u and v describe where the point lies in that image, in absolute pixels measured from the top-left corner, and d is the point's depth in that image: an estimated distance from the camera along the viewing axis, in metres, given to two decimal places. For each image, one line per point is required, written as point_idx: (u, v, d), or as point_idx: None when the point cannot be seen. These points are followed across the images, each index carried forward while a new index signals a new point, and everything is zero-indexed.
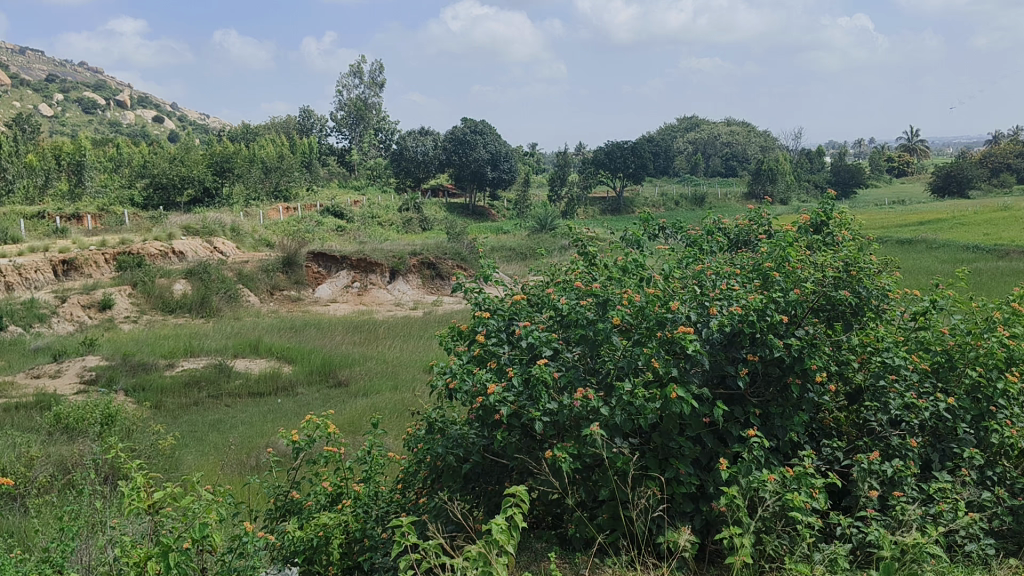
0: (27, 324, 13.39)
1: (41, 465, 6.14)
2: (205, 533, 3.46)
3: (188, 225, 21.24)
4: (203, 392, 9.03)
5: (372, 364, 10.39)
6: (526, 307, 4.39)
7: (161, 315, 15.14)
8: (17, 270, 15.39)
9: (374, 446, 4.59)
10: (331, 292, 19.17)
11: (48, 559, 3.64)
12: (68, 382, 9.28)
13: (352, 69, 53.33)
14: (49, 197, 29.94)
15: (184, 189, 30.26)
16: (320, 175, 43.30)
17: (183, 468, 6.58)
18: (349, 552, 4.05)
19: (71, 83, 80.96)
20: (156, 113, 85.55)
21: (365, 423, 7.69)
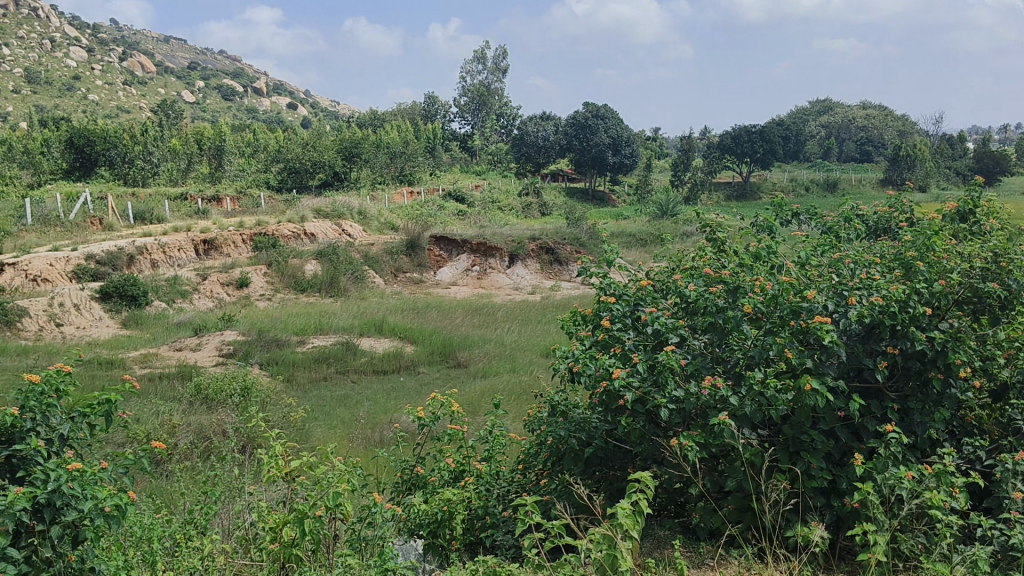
0: (171, 299, 14.23)
1: (183, 432, 6.51)
2: (338, 501, 3.62)
3: (317, 208, 22.04)
4: (331, 367, 9.40)
5: (491, 347, 10.54)
6: (651, 292, 4.34)
7: (293, 294, 15.81)
8: (162, 248, 16.30)
9: (495, 426, 4.66)
10: (451, 275, 19.54)
11: (193, 520, 3.87)
12: (208, 355, 9.84)
13: (476, 54, 53.92)
14: (191, 180, 31.68)
15: (315, 173, 31.48)
16: (443, 160, 44.16)
17: (313, 440, 6.87)
18: (472, 528, 4.16)
19: (213, 71, 85.21)
20: (290, 100, 88.94)
21: (485, 405, 7.81)
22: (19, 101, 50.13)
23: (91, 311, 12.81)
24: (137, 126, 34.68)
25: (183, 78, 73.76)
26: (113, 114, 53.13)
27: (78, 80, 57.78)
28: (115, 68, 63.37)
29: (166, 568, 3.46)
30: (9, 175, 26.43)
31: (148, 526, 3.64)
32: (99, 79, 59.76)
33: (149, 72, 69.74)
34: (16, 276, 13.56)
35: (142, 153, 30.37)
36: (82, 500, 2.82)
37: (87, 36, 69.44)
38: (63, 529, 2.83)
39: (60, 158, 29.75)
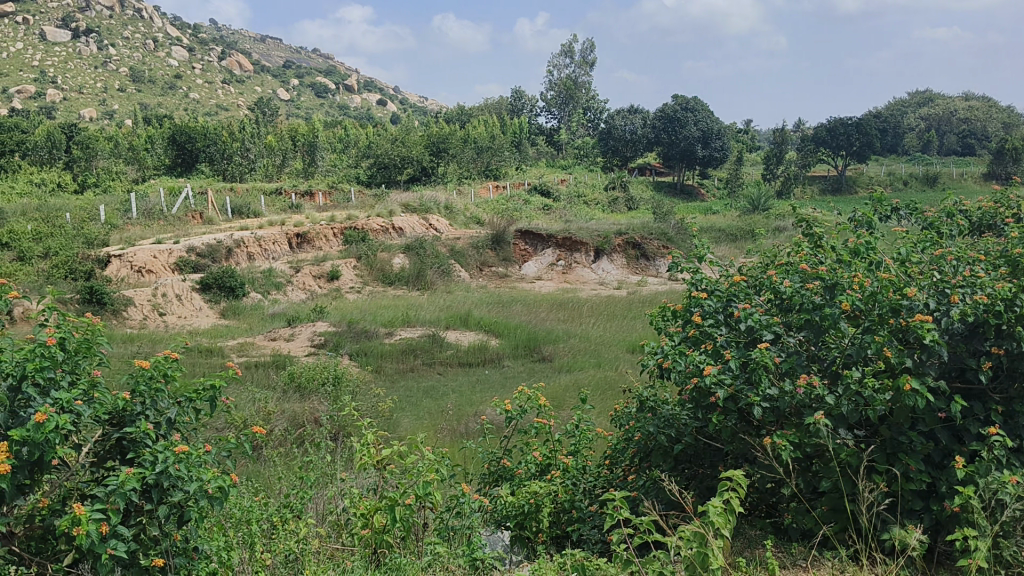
0: (266, 291, 14.68)
1: (277, 419, 6.72)
2: (427, 490, 3.69)
3: (406, 203, 22.40)
4: (418, 359, 9.56)
5: (575, 341, 10.53)
6: (744, 288, 4.27)
7: (381, 287, 16.12)
8: (258, 242, 16.83)
9: (582, 420, 4.67)
10: (536, 270, 19.52)
11: (289, 504, 4.01)
12: (300, 345, 10.13)
13: (563, 48, 53.81)
14: (286, 176, 32.64)
15: (404, 168, 32.03)
16: (529, 155, 44.29)
17: (401, 430, 7.02)
18: (559, 521, 4.19)
19: (306, 69, 87.42)
20: (380, 96, 90.55)
21: (570, 399, 7.82)
22: (125, 99, 52.50)
23: (192, 301, 13.35)
24: (235, 123, 35.88)
25: (279, 76, 75.91)
26: (212, 112, 55.07)
27: (179, 79, 60.14)
28: (214, 67, 65.69)
29: (263, 550, 3.60)
30: (117, 171, 27.71)
31: (246, 510, 3.78)
32: (199, 78, 62.09)
33: (247, 70, 71.96)
34: (122, 267, 14.22)
35: (240, 150, 31.39)
36: (187, 482, 2.95)
37: (188, 36, 72.08)
38: (169, 509, 2.96)
39: (163, 154, 31.02)
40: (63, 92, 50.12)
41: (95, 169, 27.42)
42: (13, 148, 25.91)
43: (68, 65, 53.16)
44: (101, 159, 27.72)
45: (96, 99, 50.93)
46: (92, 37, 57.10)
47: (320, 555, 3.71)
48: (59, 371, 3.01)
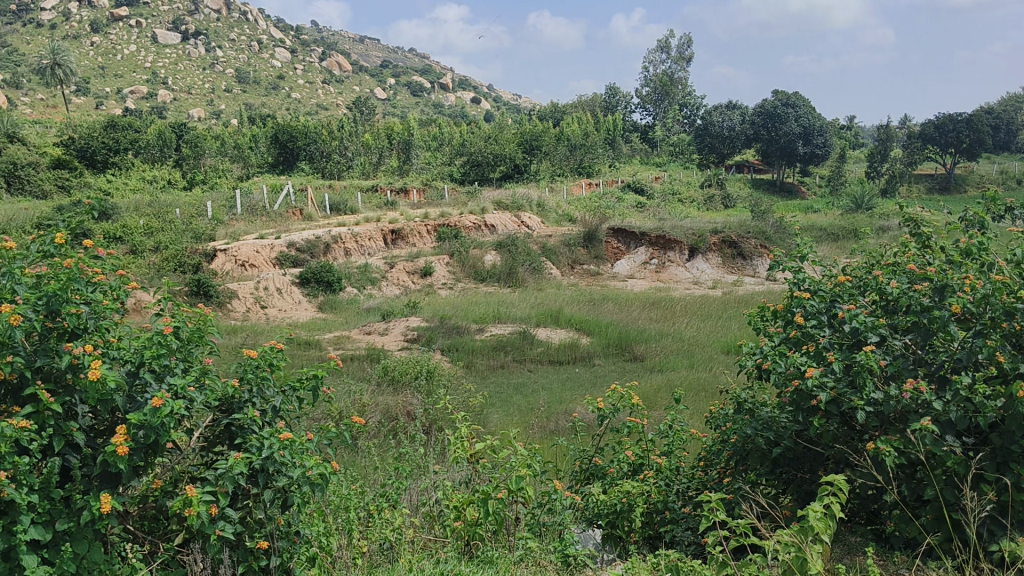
0: (362, 285, 15.01)
1: (372, 411, 6.86)
2: (520, 485, 3.71)
3: (498, 200, 22.55)
4: (508, 355, 9.62)
5: (668, 341, 10.40)
6: (849, 288, 4.14)
7: (473, 283, 16.27)
8: (354, 238, 17.23)
9: (676, 421, 4.61)
10: (629, 267, 19.42)
11: (386, 494, 4.11)
12: (394, 339, 10.32)
13: (659, 43, 53.23)
14: (381, 174, 33.31)
15: (496, 165, 32.29)
16: (623, 152, 43.97)
17: (492, 425, 7.08)
18: (652, 522, 4.15)
19: (403, 68, 88.88)
20: (474, 94, 91.43)
21: (662, 399, 7.72)
22: (231, 99, 54.53)
23: (292, 295, 13.77)
24: (334, 122, 36.80)
25: (376, 76, 77.52)
26: (312, 111, 56.62)
27: (281, 79, 62.05)
28: (315, 68, 67.55)
29: (361, 538, 3.68)
30: (222, 169, 28.82)
31: (343, 500, 3.87)
32: (300, 78, 63.95)
33: (346, 70, 73.62)
34: (227, 261, 14.74)
35: (338, 148, 32.22)
36: (292, 467, 3.05)
37: (290, 37, 74.37)
38: (275, 493, 3.06)
39: (266, 152, 32.08)
40: (173, 92, 52.43)
41: (202, 166, 28.59)
42: (128, 145, 27.21)
43: (178, 66, 55.64)
44: (208, 157, 28.90)
45: (203, 99, 53.06)
46: (200, 40, 59.54)
47: (414, 546, 3.76)
48: (174, 360, 3.17)
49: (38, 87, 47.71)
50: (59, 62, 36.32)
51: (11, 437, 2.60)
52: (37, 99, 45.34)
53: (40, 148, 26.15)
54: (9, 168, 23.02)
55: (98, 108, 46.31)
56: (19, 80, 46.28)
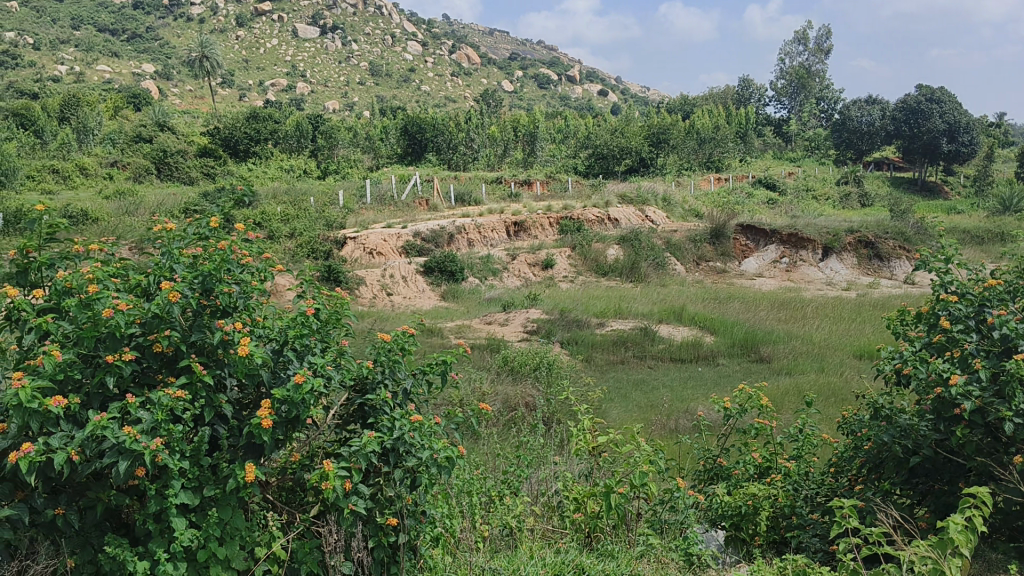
0: (483, 276, 15.21)
1: (492, 399, 6.94)
2: (643, 482, 3.69)
3: (623, 194, 22.40)
4: (629, 351, 9.55)
5: (797, 343, 10.06)
6: (1001, 292, 3.89)
7: (594, 277, 16.23)
8: (477, 229, 17.47)
9: (806, 425, 4.45)
10: (757, 266, 18.91)
11: (507, 481, 4.17)
12: (514, 330, 10.43)
13: (796, 35, 51.51)
14: (506, 166, 33.70)
15: (622, 158, 32.11)
16: (755, 146, 42.78)
17: (612, 420, 7.04)
18: (777, 527, 4.06)
19: (531, 61, 89.19)
20: (601, 86, 90.89)
21: (790, 403, 7.47)
22: (364, 92, 56.19)
23: (416, 283, 14.14)
24: (462, 114, 37.39)
25: (504, 68, 78.20)
26: (441, 103, 57.63)
27: (412, 72, 63.39)
28: (444, 61, 68.52)
29: (483, 522, 3.75)
30: (354, 159, 29.76)
31: (468, 485, 3.94)
32: (430, 71, 65.16)
33: (475, 62, 74.50)
34: (356, 249, 15.25)
35: (465, 140, 32.78)
36: (420, 449, 3.09)
37: (422, 30, 76.02)
38: (404, 474, 3.13)
39: (396, 144, 32.88)
40: (311, 85, 54.51)
41: (335, 157, 29.64)
42: (268, 135, 28.43)
43: (316, 60, 57.96)
44: (341, 148, 29.97)
45: (338, 92, 54.88)
46: (337, 34, 61.73)
47: (534, 534, 3.81)
48: (315, 340, 3.31)
49: (187, 79, 50.54)
50: (206, 55, 38.36)
51: (167, 405, 2.77)
52: (186, 90, 48.07)
53: (189, 138, 27.75)
54: (160, 156, 24.51)
55: (241, 100, 48.74)
56: (170, 72, 49.18)
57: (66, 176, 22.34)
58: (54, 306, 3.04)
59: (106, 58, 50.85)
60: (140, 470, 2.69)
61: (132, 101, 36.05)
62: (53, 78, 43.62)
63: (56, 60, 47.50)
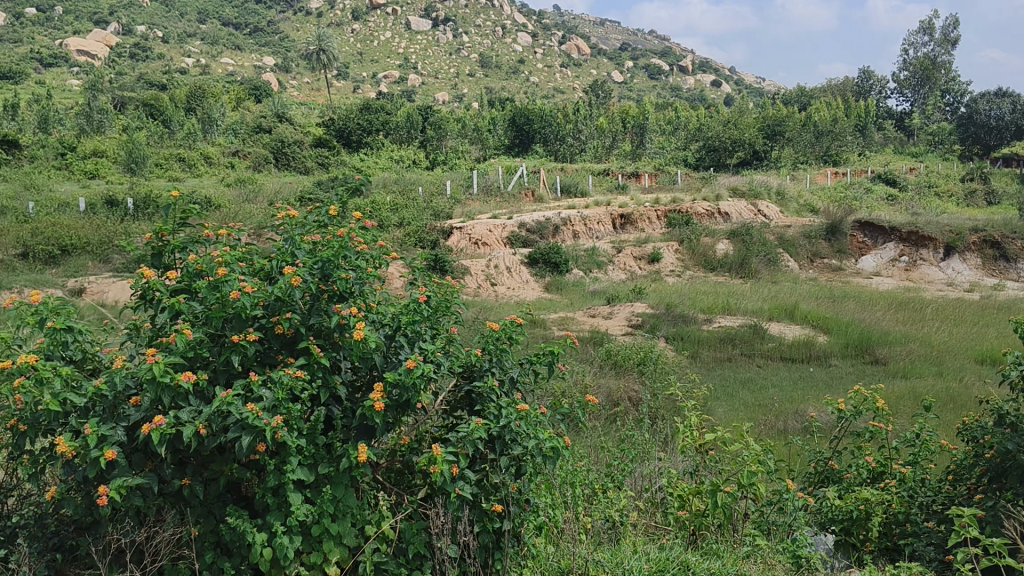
0: (588, 269, 15.17)
1: (596, 392, 6.93)
2: (751, 481, 3.63)
3: (734, 187, 21.93)
4: (737, 348, 9.35)
5: (915, 345, 9.63)
6: None
7: (702, 272, 15.97)
8: (583, 221, 17.44)
9: (924, 430, 4.26)
10: (875, 264, 18.23)
11: (612, 475, 4.16)
12: (618, 324, 10.38)
13: (922, 25, 49.19)
14: (614, 158, 33.49)
15: (734, 151, 31.41)
16: (875, 140, 41.13)
17: (719, 418, 6.93)
18: (890, 533, 3.91)
19: (642, 51, 88.22)
20: (715, 77, 88.82)
21: (908, 408, 7.17)
22: (474, 83, 56.70)
23: (519, 274, 14.25)
24: (570, 106, 37.34)
25: (614, 59, 77.68)
26: (549, 94, 57.63)
27: (522, 64, 63.46)
28: (554, 52, 67.97)
29: (586, 514, 3.74)
30: (462, 150, 30.14)
31: (576, 477, 3.96)
32: (539, 62, 64.84)
33: (585, 53, 74.08)
34: (462, 239, 15.48)
35: (573, 131, 32.72)
36: (527, 438, 3.11)
37: (532, 22, 76.24)
38: (510, 462, 3.16)
39: (503, 135, 33.11)
40: (422, 77, 55.49)
41: (444, 148, 30.07)
42: (380, 127, 29.14)
43: (427, 52, 58.97)
44: (450, 139, 30.40)
45: (448, 83, 55.61)
46: (448, 26, 62.58)
47: (637, 529, 3.79)
48: (426, 326, 3.38)
49: (305, 71, 52.23)
50: (323, 48, 39.51)
51: (287, 384, 2.88)
52: (304, 82, 49.74)
53: (305, 129, 28.70)
54: (278, 146, 25.43)
55: (355, 92, 50.04)
56: (289, 65, 50.94)
57: (192, 164, 23.50)
58: (186, 287, 3.21)
59: (230, 50, 53.10)
60: (261, 445, 2.82)
61: (253, 92, 37.53)
62: (181, 70, 45.83)
63: (184, 52, 49.87)
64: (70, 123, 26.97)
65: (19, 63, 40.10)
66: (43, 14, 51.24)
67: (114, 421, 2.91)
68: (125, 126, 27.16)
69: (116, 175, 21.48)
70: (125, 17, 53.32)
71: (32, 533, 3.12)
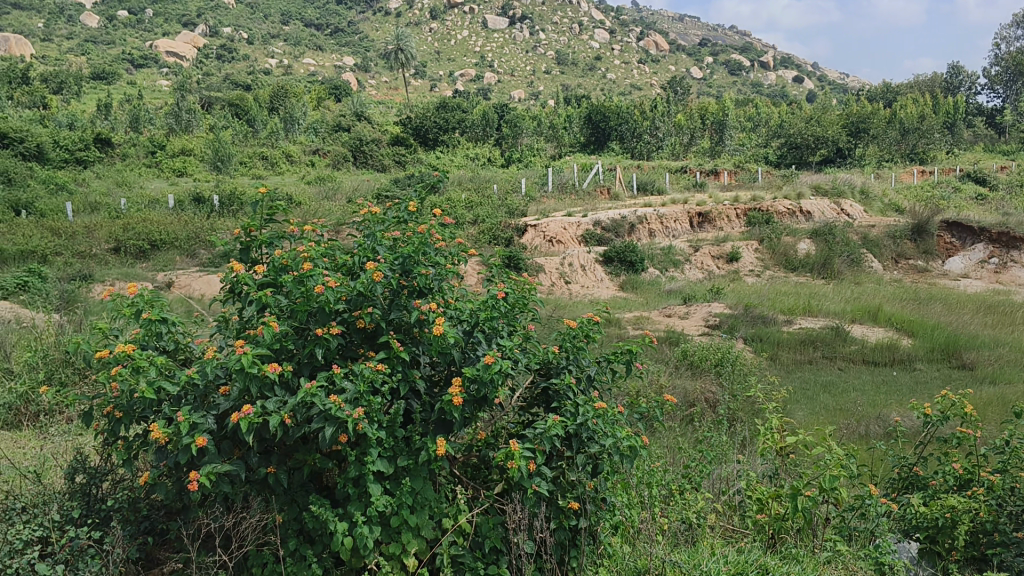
0: (664, 268, 15.03)
1: (671, 393, 6.86)
2: (833, 485, 3.54)
3: (816, 186, 21.43)
4: (817, 351, 9.13)
5: (1006, 350, 9.23)
6: None
7: (782, 272, 15.65)
8: (660, 219, 17.28)
9: (1015, 437, 4.07)
10: (963, 266, 17.56)
11: (689, 476, 4.11)
12: (695, 324, 10.26)
13: (1016, 17, 47.14)
14: (692, 155, 33.05)
15: (817, 148, 30.75)
16: (965, 138, 39.64)
17: (798, 422, 6.79)
18: (977, 543, 3.76)
19: (722, 47, 86.75)
20: (796, 72, 86.77)
21: (998, 415, 6.88)
22: (550, 80, 56.60)
23: (594, 272, 14.21)
24: (648, 102, 37.01)
25: (693, 55, 76.63)
26: (626, 91, 57.15)
27: (599, 60, 62.92)
28: (632, 47, 67.16)
29: (663, 515, 3.71)
30: (538, 147, 30.14)
31: (652, 479, 3.93)
32: (616, 59, 63.83)
33: (663, 49, 73.23)
34: (536, 236, 15.51)
35: (650, 128, 32.41)
36: (604, 436, 3.09)
37: (609, 18, 75.76)
38: (586, 460, 3.15)
39: (579, 132, 33.00)
40: (498, 75, 55.81)
41: (519, 145, 30.14)
42: (456, 125, 29.41)
43: (503, 50, 59.32)
44: (526, 136, 30.45)
45: (524, 81, 55.70)
46: (525, 24, 62.66)
47: (715, 532, 3.74)
48: (504, 322, 3.40)
49: (383, 70, 53.04)
50: (401, 47, 40.03)
51: (369, 376, 2.94)
52: (382, 81, 50.48)
53: (383, 128, 29.16)
54: (357, 145, 25.91)
55: (432, 90, 50.61)
56: (368, 64, 51.83)
57: (273, 162, 24.09)
58: (272, 281, 3.30)
59: (311, 51, 54.28)
60: (343, 436, 2.87)
61: (333, 91, 38.28)
62: (264, 70, 47.03)
63: (267, 54, 51.17)
64: (159, 122, 27.96)
65: (112, 65, 41.74)
66: (134, 17, 53.24)
67: (204, 408, 3.00)
68: (211, 125, 28.02)
69: (202, 173, 22.21)
70: (212, 19, 55.04)
71: (125, 515, 3.24)
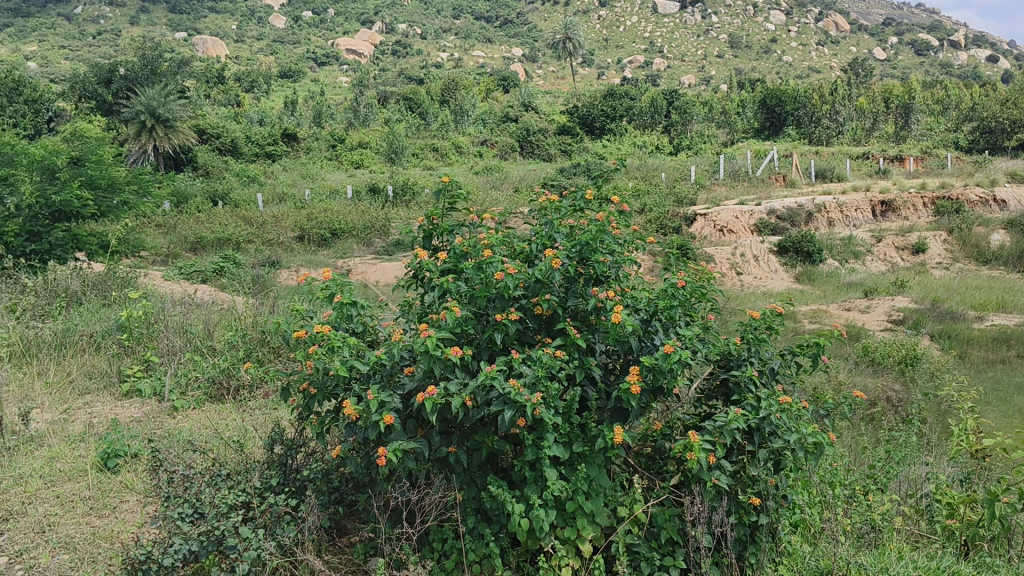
0: (844, 259, 14.33)
1: (850, 389, 6.51)
2: None
3: (1014, 172, 19.72)
4: (1012, 350, 8.40)
5: None
6: None
7: (974, 265, 14.51)
8: (839, 208, 16.45)
9: None
10: None
11: (871, 476, 3.89)
12: (876, 319, 9.70)
13: None
14: (874, 140, 31.22)
15: (1014, 133, 28.35)
16: None
17: (992, 426, 6.27)
18: None
19: (909, 26, 81.21)
20: (993, 51, 79.95)
21: None
22: (721, 64, 54.93)
23: (768, 263, 13.75)
24: (827, 85, 35.27)
25: (876, 35, 72.19)
26: (803, 73, 54.58)
27: (774, 42, 60.24)
28: (810, 28, 63.90)
29: (846, 515, 3.54)
30: (708, 134, 29.35)
31: (833, 478, 3.74)
32: (793, 40, 60.68)
33: (843, 29, 69.39)
34: (706, 226, 15.21)
35: (829, 112, 30.86)
36: (788, 431, 2.98)
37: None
38: (768, 455, 3.05)
39: (752, 118, 31.89)
40: (667, 61, 54.94)
41: (689, 132, 29.44)
42: (622, 113, 29.24)
43: (673, 35, 58.34)
44: (696, 123, 29.74)
45: (694, 66, 54.40)
46: (696, 7, 61.14)
47: (901, 534, 3.53)
48: (683, 311, 3.35)
49: (551, 60, 53.37)
50: (569, 36, 40.13)
51: (547, 362, 2.97)
52: (550, 71, 50.82)
53: (550, 117, 29.39)
54: (523, 135, 26.26)
55: (599, 79, 50.47)
56: (536, 55, 52.42)
57: (444, 154, 24.83)
58: (452, 267, 3.41)
59: (481, 44, 55.47)
60: (521, 420, 2.91)
61: (502, 82, 38.92)
62: (436, 64, 48.54)
63: (439, 48, 52.74)
64: (340, 117, 29.48)
65: (299, 64, 44.38)
66: (317, 17, 56.33)
67: (391, 387, 3.13)
68: (386, 119, 29.20)
69: (378, 165, 23.22)
70: (389, 17, 57.38)
71: (318, 486, 3.46)
